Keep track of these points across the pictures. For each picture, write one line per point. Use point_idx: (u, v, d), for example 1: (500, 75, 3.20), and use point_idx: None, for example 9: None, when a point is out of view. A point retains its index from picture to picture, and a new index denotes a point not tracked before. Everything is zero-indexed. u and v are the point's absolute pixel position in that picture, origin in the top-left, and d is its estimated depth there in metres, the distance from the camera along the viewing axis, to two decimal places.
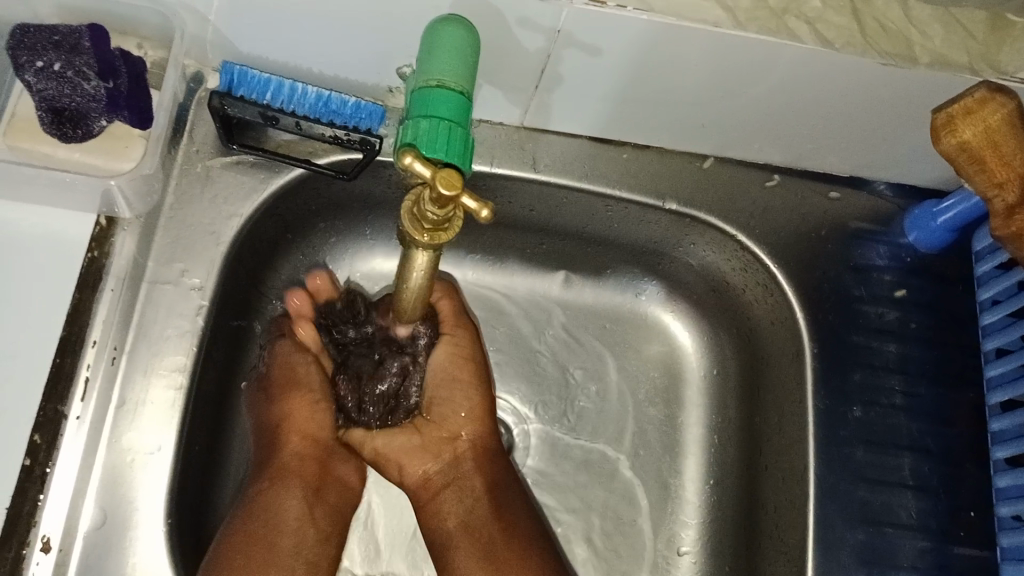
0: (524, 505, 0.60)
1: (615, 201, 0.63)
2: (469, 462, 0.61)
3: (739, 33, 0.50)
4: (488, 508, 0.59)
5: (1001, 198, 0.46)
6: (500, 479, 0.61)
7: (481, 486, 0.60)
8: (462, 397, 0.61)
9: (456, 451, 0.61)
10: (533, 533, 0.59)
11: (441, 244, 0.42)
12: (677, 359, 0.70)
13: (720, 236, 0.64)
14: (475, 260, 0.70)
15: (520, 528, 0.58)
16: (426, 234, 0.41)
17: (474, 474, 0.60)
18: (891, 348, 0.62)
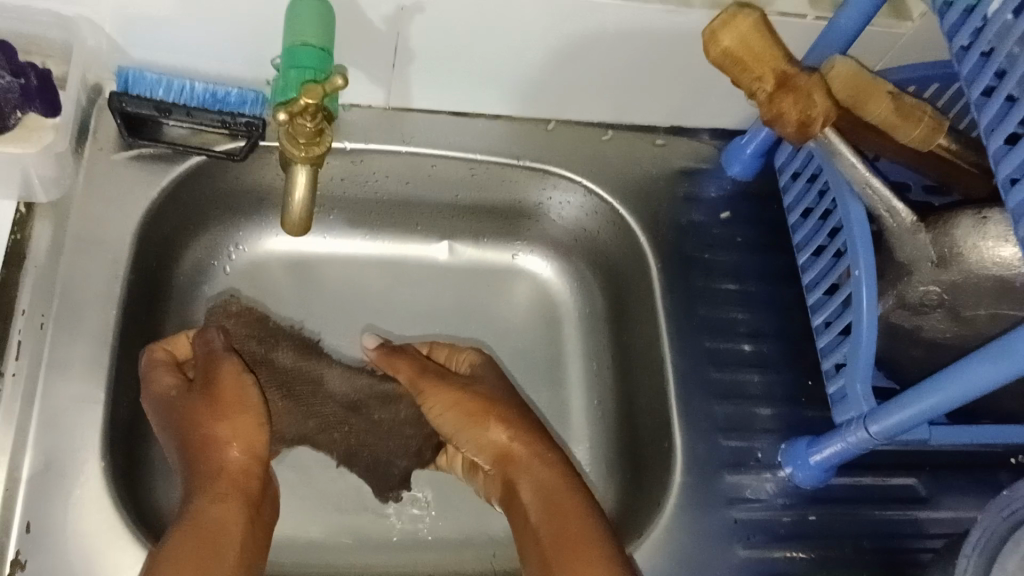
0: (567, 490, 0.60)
1: (478, 164, 0.74)
2: (523, 476, 0.62)
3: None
4: (543, 502, 0.60)
5: (762, 88, 0.57)
6: (552, 471, 0.61)
7: (542, 488, 0.60)
8: (496, 427, 0.64)
9: (506, 471, 0.63)
10: (581, 516, 0.58)
11: (319, 158, 0.50)
12: (553, 306, 0.80)
13: (571, 185, 0.75)
14: (364, 239, 0.78)
15: (564, 501, 0.59)
16: (303, 138, 0.49)
17: (528, 479, 0.61)
18: (727, 259, 0.75)
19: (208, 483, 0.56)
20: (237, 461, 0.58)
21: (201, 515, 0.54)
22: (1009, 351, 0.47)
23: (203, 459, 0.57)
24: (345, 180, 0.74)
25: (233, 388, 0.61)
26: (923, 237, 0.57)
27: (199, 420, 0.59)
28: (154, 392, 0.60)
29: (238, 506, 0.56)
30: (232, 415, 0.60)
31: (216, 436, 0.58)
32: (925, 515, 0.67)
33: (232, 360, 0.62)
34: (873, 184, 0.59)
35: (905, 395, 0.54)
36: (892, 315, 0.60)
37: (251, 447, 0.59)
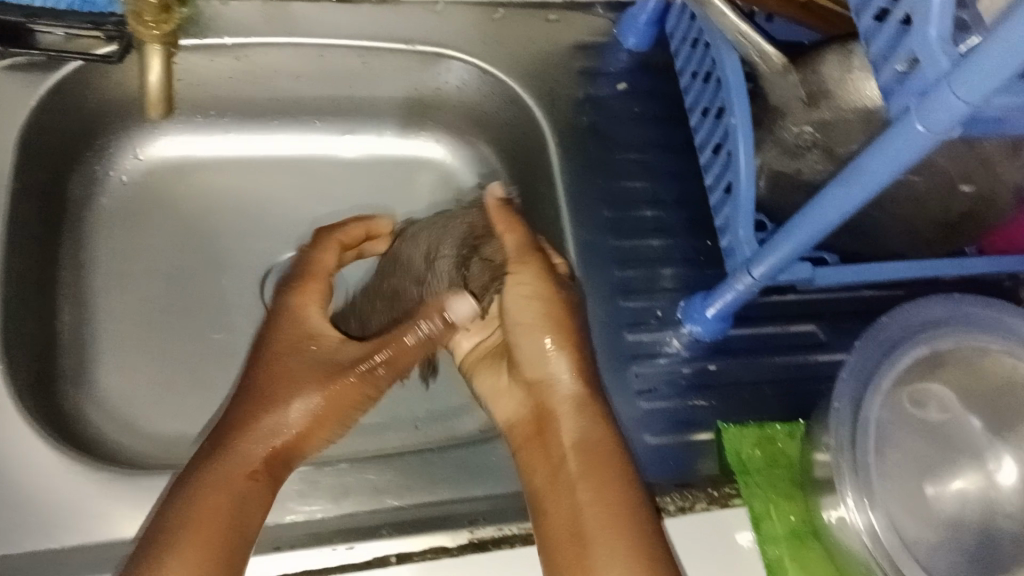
0: (610, 462, 0.54)
1: (367, 51, 0.73)
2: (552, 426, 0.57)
3: None
4: (583, 455, 0.54)
5: None
6: (579, 433, 0.55)
7: (561, 446, 0.56)
8: (558, 358, 0.57)
9: (544, 404, 0.58)
10: (612, 485, 0.53)
11: (172, 38, 0.64)
12: (463, 193, 0.80)
13: (465, 67, 0.74)
14: (262, 140, 0.78)
15: (593, 463, 0.54)
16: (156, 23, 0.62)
17: (572, 433, 0.56)
18: (631, 129, 0.75)
19: (255, 440, 0.54)
20: (296, 436, 0.55)
21: (232, 472, 0.52)
22: (850, 176, 0.49)
23: (268, 416, 0.54)
24: (235, 79, 0.73)
25: (347, 383, 0.57)
26: (794, 77, 0.57)
27: (290, 383, 0.56)
28: (292, 319, 0.60)
29: (264, 482, 0.53)
30: (306, 382, 0.56)
31: (291, 410, 0.55)
32: (823, 358, 0.69)
33: (362, 348, 0.59)
34: (744, 29, 0.58)
35: (777, 236, 0.56)
36: (769, 162, 0.61)
37: (310, 433, 0.56)
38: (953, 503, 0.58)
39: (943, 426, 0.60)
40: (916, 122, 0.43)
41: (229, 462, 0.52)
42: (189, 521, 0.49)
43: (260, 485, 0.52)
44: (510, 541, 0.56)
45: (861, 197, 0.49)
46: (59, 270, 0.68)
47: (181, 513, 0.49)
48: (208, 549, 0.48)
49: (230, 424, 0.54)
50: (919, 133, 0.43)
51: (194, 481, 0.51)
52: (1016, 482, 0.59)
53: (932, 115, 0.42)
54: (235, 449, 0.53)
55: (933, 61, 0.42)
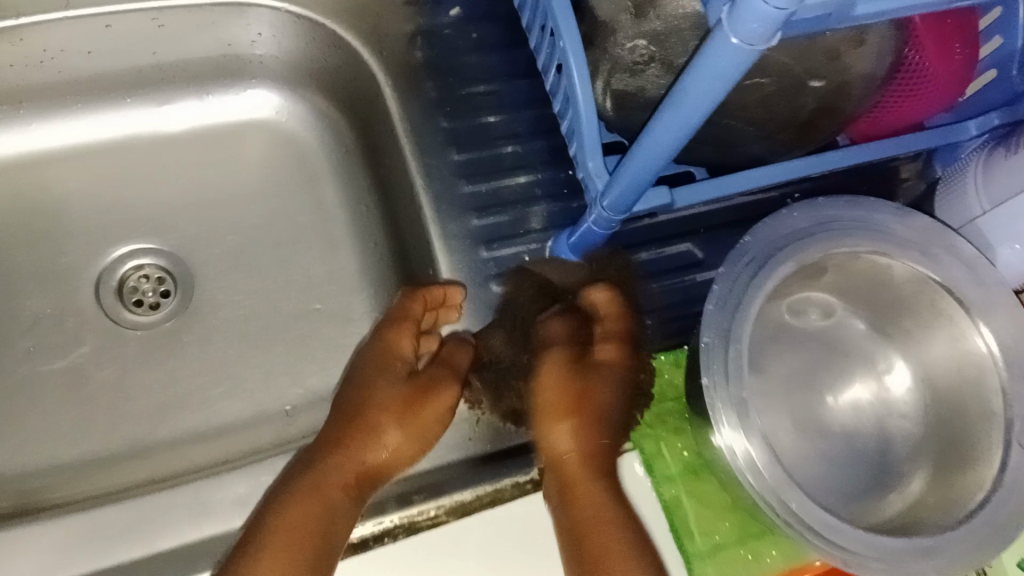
0: (615, 516, 0.50)
1: (160, 12, 0.65)
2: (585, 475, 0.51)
3: None
4: (597, 517, 0.49)
5: None
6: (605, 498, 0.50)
7: (578, 515, 0.50)
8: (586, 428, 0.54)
9: (570, 465, 0.52)
10: (625, 533, 0.49)
11: None
12: (305, 152, 0.73)
13: (275, 15, 0.66)
14: (69, 128, 0.69)
15: (598, 523, 0.49)
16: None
17: (590, 496, 0.50)
18: (473, 58, 0.68)
19: (347, 459, 0.53)
20: (390, 460, 0.55)
21: (322, 481, 0.51)
22: (677, 98, 0.44)
23: (361, 443, 0.54)
24: (18, 66, 0.64)
25: (428, 407, 0.56)
26: None
27: (387, 415, 0.55)
28: (385, 350, 0.59)
29: (354, 498, 0.52)
30: (405, 421, 0.55)
31: (385, 436, 0.55)
32: (703, 276, 0.66)
33: (444, 381, 0.58)
34: None
35: (624, 163, 0.51)
36: (609, 83, 0.56)
37: (400, 460, 0.55)
38: (846, 416, 0.56)
39: (823, 332, 0.58)
40: (728, 33, 0.38)
41: (332, 471, 0.52)
42: (265, 535, 0.48)
43: (347, 504, 0.51)
44: (392, 534, 0.52)
45: (693, 118, 0.44)
46: None
47: (271, 528, 0.49)
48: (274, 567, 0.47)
49: (326, 437, 0.55)
50: (733, 45, 0.38)
51: (301, 481, 0.52)
52: (907, 389, 0.57)
53: (742, 23, 0.37)
54: (344, 457, 0.53)
55: None
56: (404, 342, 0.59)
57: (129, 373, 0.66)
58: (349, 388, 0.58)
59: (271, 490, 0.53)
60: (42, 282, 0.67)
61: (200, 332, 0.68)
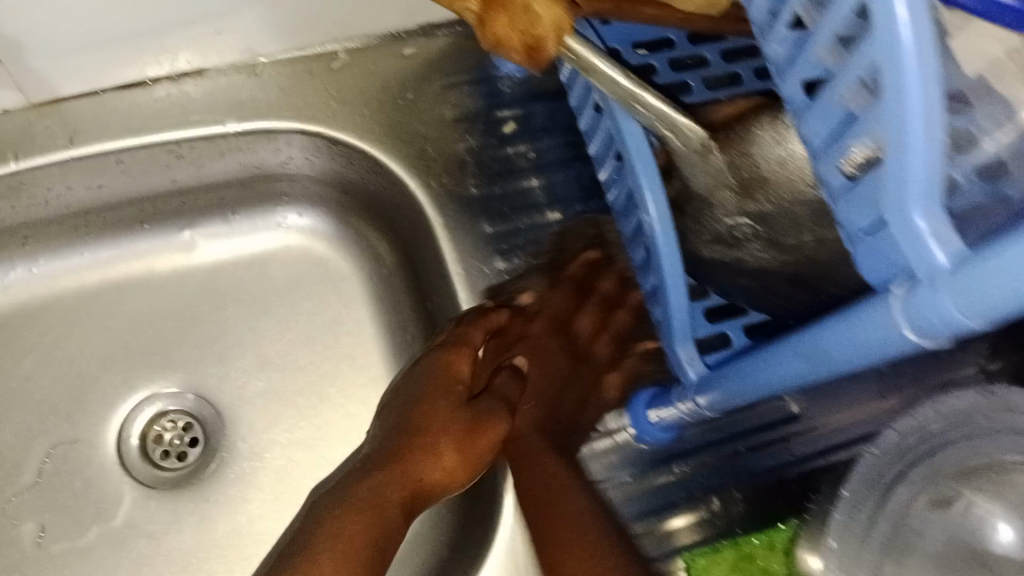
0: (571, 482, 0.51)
1: (178, 144, 0.57)
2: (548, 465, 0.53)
3: None
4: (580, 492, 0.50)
5: (467, 9, 0.41)
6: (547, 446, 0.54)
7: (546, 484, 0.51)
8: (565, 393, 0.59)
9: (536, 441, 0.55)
10: (587, 513, 0.49)
11: None
12: (338, 277, 0.66)
13: (307, 139, 0.58)
14: (81, 261, 0.63)
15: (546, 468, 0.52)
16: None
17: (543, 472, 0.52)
18: (533, 182, 0.60)
19: (400, 481, 0.45)
20: (439, 483, 0.48)
21: (381, 503, 0.44)
22: (807, 351, 0.36)
23: (417, 463, 0.47)
24: (19, 207, 0.57)
25: (482, 438, 0.50)
26: (716, 159, 0.43)
27: (448, 434, 0.48)
28: (444, 369, 0.52)
29: (401, 513, 0.44)
30: (467, 441, 0.49)
31: (443, 457, 0.48)
32: (798, 435, 0.58)
33: (500, 418, 0.52)
34: (645, 100, 0.43)
35: (727, 378, 0.44)
36: (705, 252, 0.48)
37: (452, 480, 0.49)
38: None
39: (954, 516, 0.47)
40: (902, 324, 0.30)
41: (383, 468, 0.45)
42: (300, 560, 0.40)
43: (395, 526, 0.43)
44: None
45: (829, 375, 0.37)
46: None
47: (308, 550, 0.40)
48: None
49: (381, 451, 0.47)
50: (908, 338, 0.30)
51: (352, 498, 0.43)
52: None
53: (925, 320, 0.29)
54: (394, 461, 0.46)
55: (920, 253, 0.28)
56: (463, 360, 0.53)
57: (158, 543, 0.60)
58: (414, 389, 0.51)
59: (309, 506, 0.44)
60: (60, 439, 0.61)
61: (233, 490, 0.62)
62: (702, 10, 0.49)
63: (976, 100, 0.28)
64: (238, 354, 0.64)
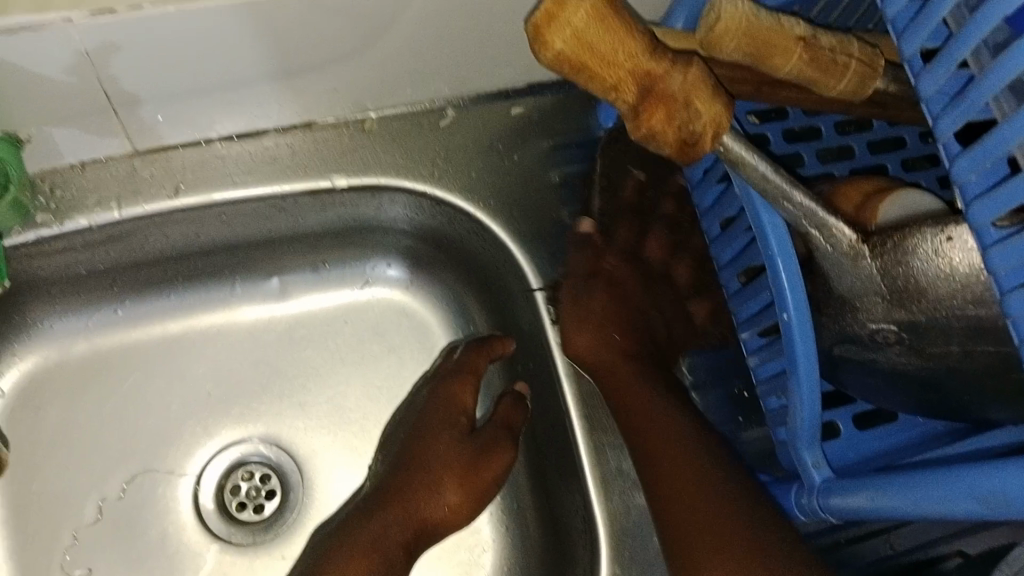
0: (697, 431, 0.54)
1: (283, 198, 0.56)
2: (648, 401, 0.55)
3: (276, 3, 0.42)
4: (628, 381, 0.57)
5: (621, 100, 0.40)
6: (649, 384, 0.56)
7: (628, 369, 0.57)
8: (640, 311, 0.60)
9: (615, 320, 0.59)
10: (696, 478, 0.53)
11: None
12: (425, 329, 0.65)
13: (410, 197, 0.58)
14: (166, 304, 0.62)
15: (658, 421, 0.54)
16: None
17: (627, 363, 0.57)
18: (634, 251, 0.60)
19: (405, 519, 0.54)
20: (446, 516, 0.57)
21: (380, 547, 0.52)
22: (995, 500, 0.36)
23: (423, 502, 0.56)
24: (115, 251, 0.56)
25: (487, 471, 0.57)
26: (866, 265, 0.42)
27: (451, 472, 0.57)
28: (448, 401, 0.59)
29: (405, 551, 0.54)
30: (469, 480, 0.57)
31: (445, 491, 0.56)
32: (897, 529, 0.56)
33: (506, 445, 0.58)
34: (793, 197, 0.42)
35: (867, 496, 0.43)
36: (834, 349, 0.46)
37: (456, 513, 0.57)
38: None
39: None
40: None
41: (383, 500, 0.55)
42: None
43: (400, 556, 0.53)
44: None
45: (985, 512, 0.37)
46: None
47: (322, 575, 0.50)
48: None
49: (382, 492, 0.56)
50: None
51: (361, 526, 0.53)
52: None
53: None
54: (392, 493, 0.55)
55: None
56: (463, 392, 0.59)
57: None
58: (421, 409, 0.60)
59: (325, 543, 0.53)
60: (141, 472, 0.60)
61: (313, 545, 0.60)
62: (846, 94, 0.48)
63: (996, 14, 0.30)
64: (322, 406, 0.63)
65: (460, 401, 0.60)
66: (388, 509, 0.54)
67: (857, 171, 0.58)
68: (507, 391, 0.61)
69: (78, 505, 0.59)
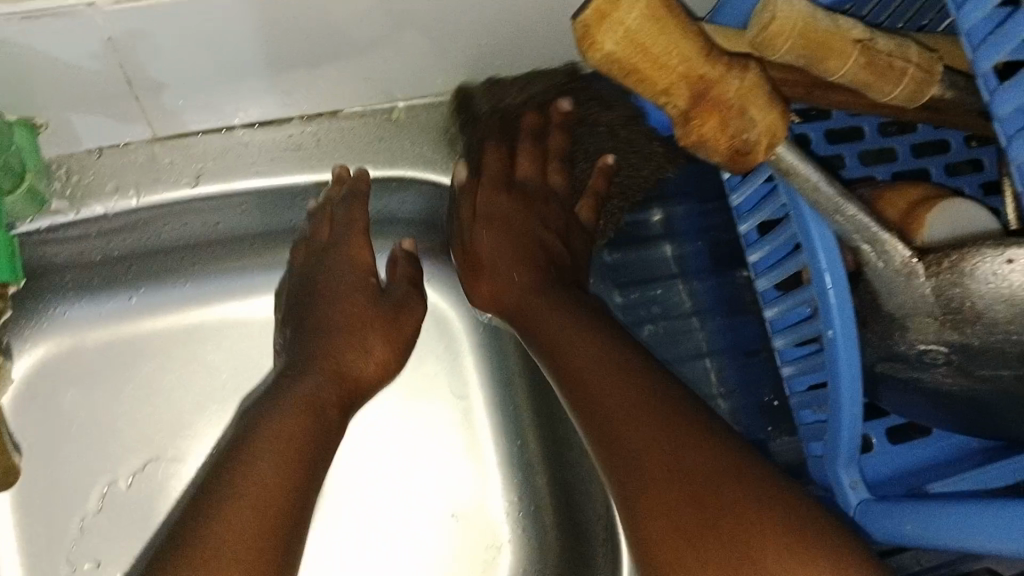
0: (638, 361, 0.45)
1: (308, 189, 0.56)
2: (545, 310, 0.50)
3: None
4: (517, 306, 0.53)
5: (671, 104, 0.38)
6: (558, 300, 0.51)
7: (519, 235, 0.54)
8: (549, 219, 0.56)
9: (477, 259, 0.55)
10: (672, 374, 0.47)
11: None
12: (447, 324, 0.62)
13: (434, 188, 0.58)
14: (184, 289, 0.59)
15: (562, 328, 0.48)
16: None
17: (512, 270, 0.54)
18: (664, 250, 0.58)
19: (333, 381, 0.49)
20: (370, 371, 0.52)
21: (317, 404, 0.47)
22: None
23: (348, 356, 0.51)
24: (134, 237, 0.55)
25: (404, 325, 0.55)
26: (920, 284, 0.40)
27: (374, 328, 0.53)
28: (347, 259, 0.55)
29: (340, 409, 0.49)
30: (388, 330, 0.54)
31: (372, 346, 0.53)
32: None
33: (416, 303, 0.56)
34: (846, 211, 0.40)
35: (907, 522, 0.41)
36: (877, 365, 0.45)
37: (382, 365, 0.53)
38: None
39: None
40: None
41: (297, 363, 0.50)
42: (244, 450, 0.42)
43: (336, 422, 0.48)
44: None
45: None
46: None
47: (257, 429, 0.44)
48: (273, 519, 0.39)
49: (301, 359, 0.50)
50: None
51: (289, 382, 0.48)
52: None
53: None
54: (302, 356, 0.50)
55: None
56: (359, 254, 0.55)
57: None
58: (313, 267, 0.55)
59: (251, 410, 0.46)
60: (152, 458, 0.59)
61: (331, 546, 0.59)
62: (899, 102, 0.46)
63: None
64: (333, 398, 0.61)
65: (359, 262, 0.55)
66: (320, 371, 0.49)
67: (897, 174, 0.56)
68: (394, 253, 0.57)
69: (85, 491, 0.58)
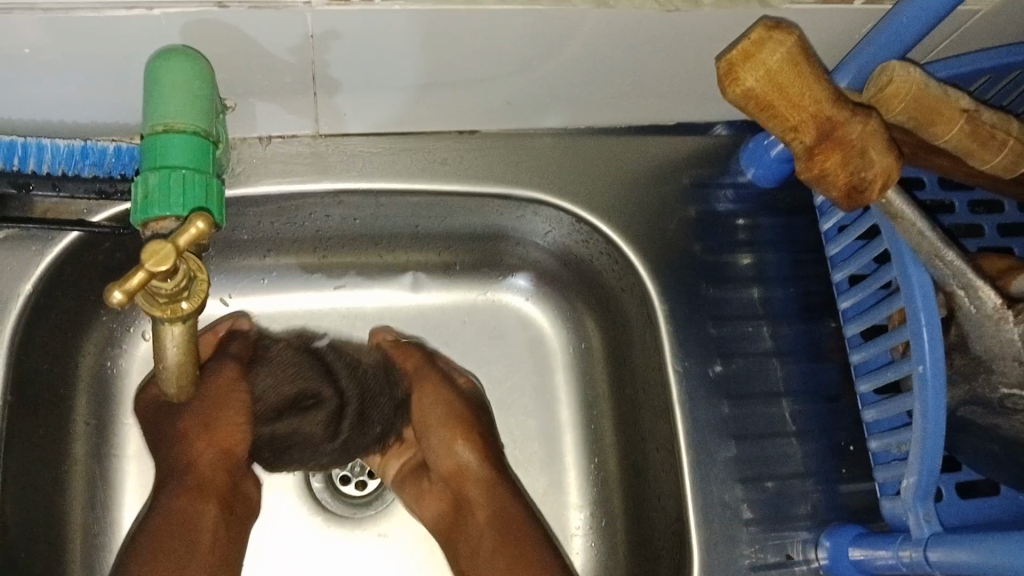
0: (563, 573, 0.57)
1: (440, 196, 0.60)
2: (487, 489, 0.62)
3: (504, 9, 0.45)
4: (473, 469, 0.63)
5: (798, 140, 0.43)
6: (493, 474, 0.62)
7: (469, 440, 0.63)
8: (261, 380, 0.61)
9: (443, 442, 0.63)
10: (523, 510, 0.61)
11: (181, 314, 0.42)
12: (538, 340, 0.69)
13: (557, 213, 0.61)
14: (311, 278, 0.68)
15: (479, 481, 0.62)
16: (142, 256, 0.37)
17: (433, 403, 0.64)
18: (754, 293, 0.61)
19: (201, 498, 0.55)
20: (232, 443, 0.57)
21: (186, 516, 0.54)
22: None
23: (184, 456, 0.56)
24: (276, 223, 0.61)
25: (228, 413, 0.57)
26: (1010, 329, 0.45)
27: (197, 422, 0.56)
28: (214, 399, 0.57)
29: (214, 506, 0.55)
30: (215, 420, 0.56)
31: (200, 442, 0.56)
32: None
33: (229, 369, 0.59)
34: (948, 257, 0.45)
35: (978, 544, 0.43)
36: (959, 410, 0.49)
37: (231, 438, 0.57)
38: None
39: None
40: None
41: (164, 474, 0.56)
42: None
43: (218, 524, 0.55)
44: None
45: None
46: (66, 444, 0.58)
47: None
48: None
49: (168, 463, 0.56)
50: None
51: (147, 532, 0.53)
52: None
53: None
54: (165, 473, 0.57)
55: None
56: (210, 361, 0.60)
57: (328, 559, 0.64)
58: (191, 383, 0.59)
59: None
60: None
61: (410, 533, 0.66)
62: (996, 169, 0.50)
63: None
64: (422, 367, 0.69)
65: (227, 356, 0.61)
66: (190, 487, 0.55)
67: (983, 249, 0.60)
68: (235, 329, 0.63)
69: None
